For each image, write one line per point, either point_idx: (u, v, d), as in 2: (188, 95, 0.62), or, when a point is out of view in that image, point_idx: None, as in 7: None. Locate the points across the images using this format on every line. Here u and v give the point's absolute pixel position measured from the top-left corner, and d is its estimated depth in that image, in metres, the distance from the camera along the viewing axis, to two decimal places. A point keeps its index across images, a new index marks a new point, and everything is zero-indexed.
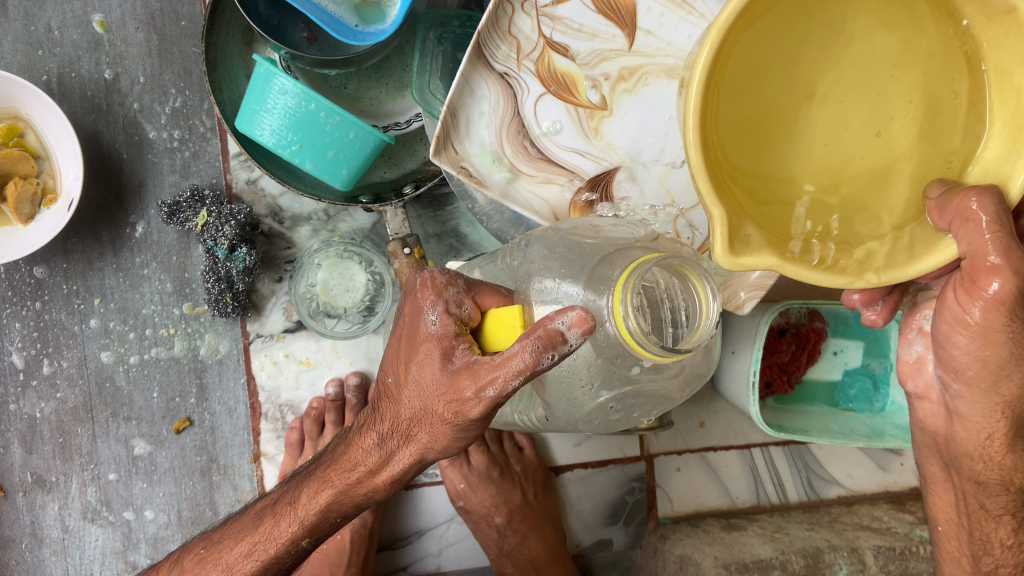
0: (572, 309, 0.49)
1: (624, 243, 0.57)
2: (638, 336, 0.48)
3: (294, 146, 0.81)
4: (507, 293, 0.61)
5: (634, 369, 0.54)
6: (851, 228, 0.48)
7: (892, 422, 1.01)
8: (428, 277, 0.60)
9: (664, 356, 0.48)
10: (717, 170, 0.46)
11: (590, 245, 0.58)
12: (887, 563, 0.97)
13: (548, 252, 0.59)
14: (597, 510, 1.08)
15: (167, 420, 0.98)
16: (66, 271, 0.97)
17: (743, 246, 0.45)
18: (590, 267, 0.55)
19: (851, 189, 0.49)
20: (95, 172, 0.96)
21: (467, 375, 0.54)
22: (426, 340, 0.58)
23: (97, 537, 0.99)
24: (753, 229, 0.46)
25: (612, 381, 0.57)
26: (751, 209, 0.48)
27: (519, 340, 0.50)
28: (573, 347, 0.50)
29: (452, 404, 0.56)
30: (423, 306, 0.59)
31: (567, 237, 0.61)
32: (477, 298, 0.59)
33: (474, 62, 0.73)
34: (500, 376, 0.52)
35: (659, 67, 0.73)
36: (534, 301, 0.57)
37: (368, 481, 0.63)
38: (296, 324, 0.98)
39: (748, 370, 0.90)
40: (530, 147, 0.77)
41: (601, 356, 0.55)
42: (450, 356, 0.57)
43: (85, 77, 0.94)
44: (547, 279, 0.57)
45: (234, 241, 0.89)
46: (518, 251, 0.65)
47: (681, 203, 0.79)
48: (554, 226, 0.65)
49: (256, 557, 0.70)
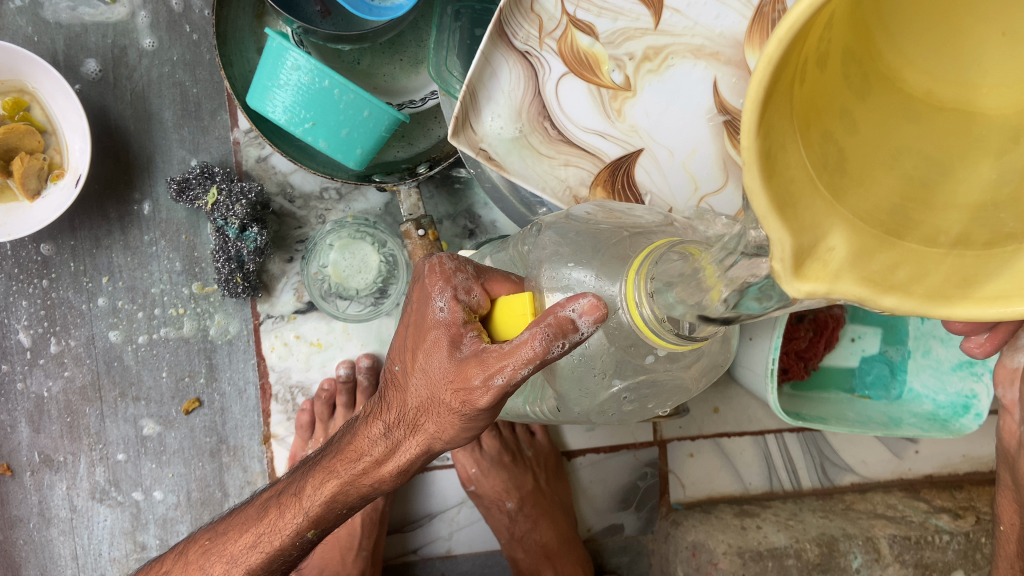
0: (583, 296, 0.47)
1: (641, 228, 0.54)
2: (652, 323, 0.47)
3: (308, 124, 0.79)
4: (518, 279, 0.59)
5: (648, 358, 0.52)
6: (996, 209, 0.31)
7: (910, 410, 0.98)
8: (437, 263, 0.58)
9: (680, 344, 0.47)
10: (791, 145, 0.30)
11: (604, 231, 0.55)
12: (903, 552, 0.97)
13: (559, 239, 0.56)
14: (608, 495, 1.07)
15: (177, 400, 0.97)
16: (73, 248, 0.95)
17: (819, 266, 0.30)
18: (606, 252, 0.52)
19: (978, 136, 0.32)
20: (102, 147, 0.94)
21: (475, 363, 0.53)
22: (434, 327, 0.57)
23: (106, 517, 0.99)
24: (841, 229, 0.30)
25: (625, 370, 0.54)
26: (846, 193, 0.31)
27: (529, 328, 0.49)
28: (585, 335, 0.47)
29: (460, 393, 0.54)
30: (431, 292, 0.58)
31: (582, 224, 0.57)
32: (486, 286, 0.57)
33: (495, 40, 0.71)
34: (509, 365, 0.50)
35: (685, 47, 0.71)
36: (545, 287, 0.54)
37: (373, 472, 0.62)
38: (307, 305, 0.97)
39: (768, 357, 0.89)
40: (551, 128, 0.74)
41: (614, 345, 0.52)
42: (458, 344, 0.55)
43: (91, 48, 0.92)
44: (559, 268, 0.54)
45: (246, 220, 0.87)
46: (530, 237, 0.63)
47: (703, 187, 0.75)
48: (566, 213, 0.61)
49: (261, 549, 0.68)
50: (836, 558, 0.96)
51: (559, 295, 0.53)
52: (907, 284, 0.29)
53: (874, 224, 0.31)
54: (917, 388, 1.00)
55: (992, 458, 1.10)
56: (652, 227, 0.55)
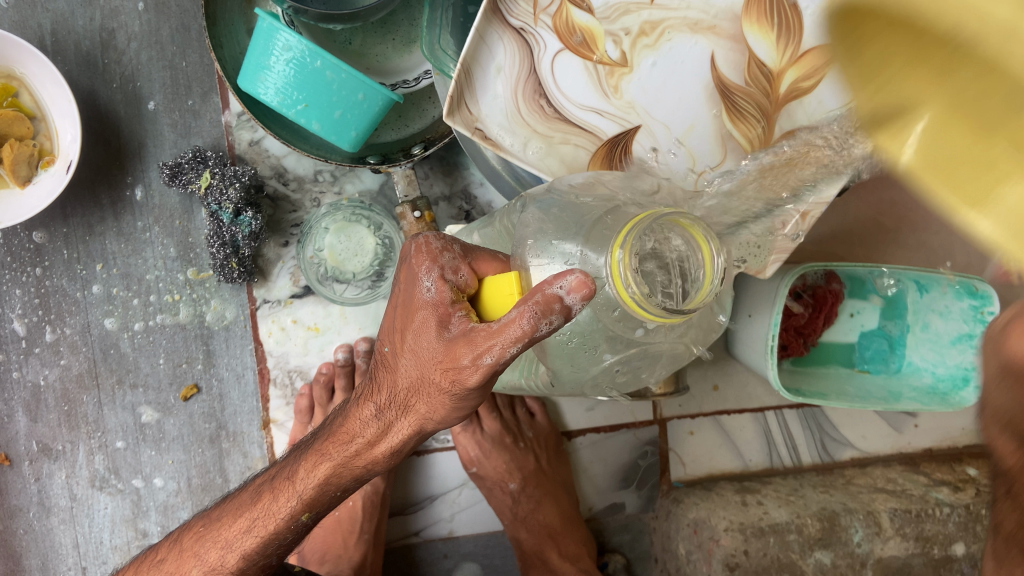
0: (571, 272, 0.46)
1: (628, 201, 0.53)
2: (638, 298, 0.45)
3: (300, 106, 0.78)
4: (506, 259, 0.57)
5: (638, 331, 0.51)
6: None
7: (910, 384, 0.99)
8: (423, 243, 0.57)
9: (666, 317, 0.46)
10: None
11: (588, 204, 0.54)
12: (904, 525, 0.97)
13: (543, 216, 0.55)
14: (608, 474, 1.07)
15: (175, 387, 0.97)
16: (66, 236, 0.94)
17: None
18: (589, 225, 0.51)
19: None
20: (93, 132, 0.93)
21: (464, 343, 0.52)
22: (421, 307, 0.56)
23: (106, 505, 0.98)
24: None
25: (616, 347, 0.53)
26: None
27: (516, 306, 0.48)
28: (573, 312, 0.47)
29: (450, 371, 0.54)
30: (418, 272, 0.56)
31: (565, 199, 0.56)
32: (473, 264, 0.56)
33: (490, 18, 0.71)
34: (497, 343, 0.50)
35: (682, 21, 0.71)
36: (531, 263, 0.53)
37: (366, 454, 0.62)
38: (303, 289, 0.96)
39: (768, 333, 0.88)
40: (547, 106, 0.73)
41: (602, 320, 0.51)
42: (446, 324, 0.54)
43: (80, 32, 0.91)
44: (545, 244, 0.53)
45: (240, 205, 0.86)
46: (516, 213, 0.62)
47: (703, 163, 0.74)
48: (553, 186, 0.60)
49: (256, 533, 0.68)
50: (837, 532, 0.96)
51: (545, 271, 0.52)
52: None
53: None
54: (917, 361, 0.99)
55: None
56: (641, 198, 0.54)
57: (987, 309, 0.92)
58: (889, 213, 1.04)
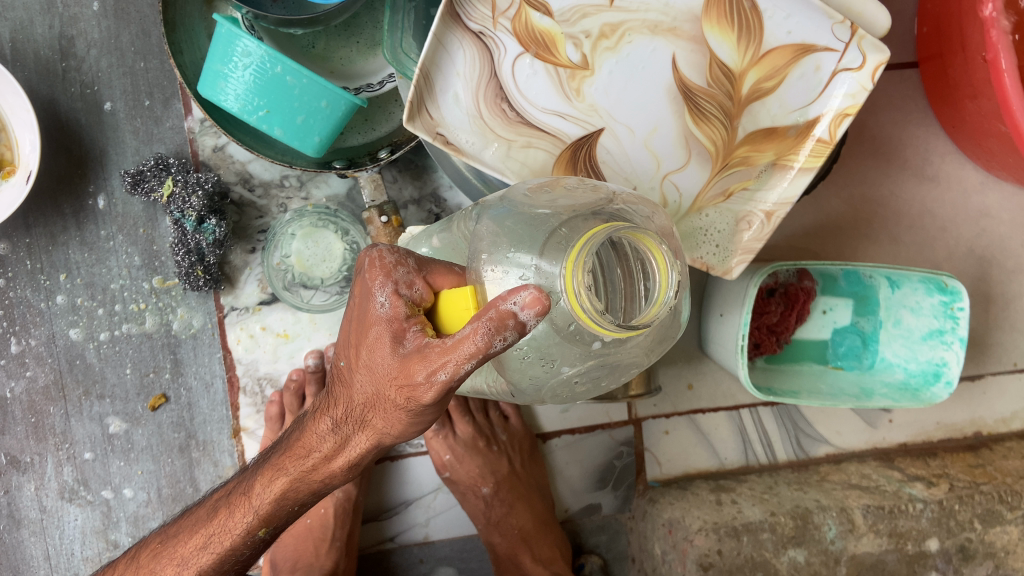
0: (524, 289, 0.45)
1: (585, 208, 0.51)
2: (593, 316, 0.44)
3: (262, 112, 0.77)
4: (461, 271, 0.56)
5: (596, 345, 0.50)
6: None
7: (882, 380, 1.00)
8: (377, 257, 0.55)
9: (620, 333, 0.45)
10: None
11: (542, 215, 0.52)
12: (876, 522, 0.98)
13: (497, 228, 0.54)
14: (584, 475, 1.07)
15: (142, 397, 0.96)
16: (28, 246, 0.93)
17: None
18: (544, 239, 0.50)
19: None
20: (54, 141, 0.92)
21: (418, 359, 0.51)
22: (376, 322, 0.55)
23: (75, 517, 0.97)
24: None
25: (575, 357, 0.52)
26: None
27: (470, 322, 0.48)
28: (526, 327, 0.46)
29: (404, 389, 0.53)
30: (371, 287, 0.55)
31: (522, 208, 0.55)
32: (428, 278, 0.55)
33: (447, 21, 0.69)
34: (451, 360, 0.49)
35: (642, 23, 0.71)
36: (487, 278, 0.52)
37: (324, 467, 0.61)
38: (271, 296, 0.95)
39: (737, 333, 0.88)
40: (509, 110, 0.73)
41: (559, 334, 0.50)
42: (400, 339, 0.53)
43: (38, 40, 0.89)
44: (501, 257, 0.51)
45: (203, 212, 0.86)
46: (472, 220, 0.61)
47: (667, 165, 0.74)
48: (506, 192, 0.60)
49: (212, 551, 0.68)
50: (811, 530, 0.96)
51: (501, 286, 0.51)
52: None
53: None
54: (889, 357, 1.00)
55: (966, 424, 1.10)
56: (597, 204, 0.53)
57: (956, 305, 0.93)
58: (860, 210, 1.04)
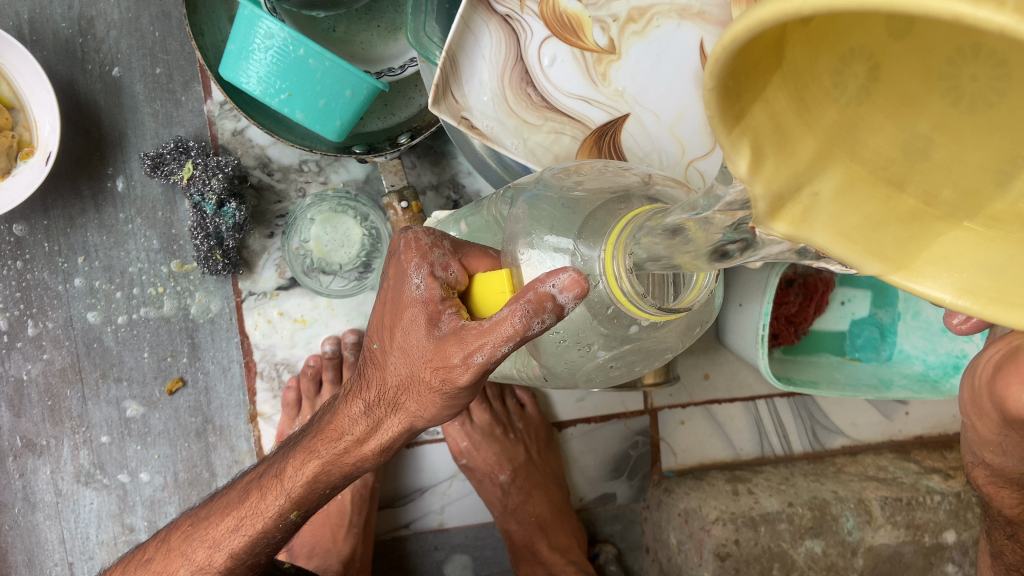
0: (564, 271, 0.45)
1: (621, 192, 0.51)
2: (632, 298, 0.45)
3: (283, 95, 0.76)
4: (497, 254, 0.57)
5: (632, 329, 0.50)
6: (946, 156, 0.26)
7: (900, 371, 0.98)
8: (412, 238, 0.55)
9: (660, 316, 0.46)
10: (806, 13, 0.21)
11: (580, 197, 0.52)
12: (894, 513, 0.98)
13: (533, 212, 0.53)
14: (599, 464, 1.07)
15: (159, 381, 0.95)
16: (46, 228, 0.93)
17: (800, 209, 0.28)
18: (582, 219, 0.50)
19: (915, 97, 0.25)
20: (72, 123, 0.91)
21: (454, 341, 0.51)
22: (411, 305, 0.54)
23: (91, 500, 0.97)
24: (835, 174, 0.27)
25: (611, 341, 0.52)
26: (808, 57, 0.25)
27: (508, 305, 0.47)
28: (565, 311, 0.46)
29: (439, 370, 0.53)
30: (407, 268, 0.55)
31: (557, 191, 0.54)
32: (463, 261, 0.55)
33: (474, 4, 0.68)
34: (488, 343, 0.49)
35: (670, 8, 0.69)
36: (522, 261, 0.52)
37: (355, 450, 0.61)
38: (289, 281, 0.95)
39: (759, 322, 0.87)
40: (534, 94, 0.72)
41: (597, 318, 0.50)
42: (436, 322, 0.53)
43: (58, 20, 0.89)
44: (535, 239, 0.51)
45: (223, 195, 0.85)
46: (505, 202, 0.61)
47: (692, 151, 0.72)
48: (539, 175, 0.60)
49: (244, 532, 0.67)
50: (829, 521, 0.96)
51: (538, 269, 0.51)
52: (879, 242, 0.28)
53: (941, 267, 0.28)
54: (908, 349, 0.99)
55: None
56: (633, 186, 0.52)
57: None
58: None
